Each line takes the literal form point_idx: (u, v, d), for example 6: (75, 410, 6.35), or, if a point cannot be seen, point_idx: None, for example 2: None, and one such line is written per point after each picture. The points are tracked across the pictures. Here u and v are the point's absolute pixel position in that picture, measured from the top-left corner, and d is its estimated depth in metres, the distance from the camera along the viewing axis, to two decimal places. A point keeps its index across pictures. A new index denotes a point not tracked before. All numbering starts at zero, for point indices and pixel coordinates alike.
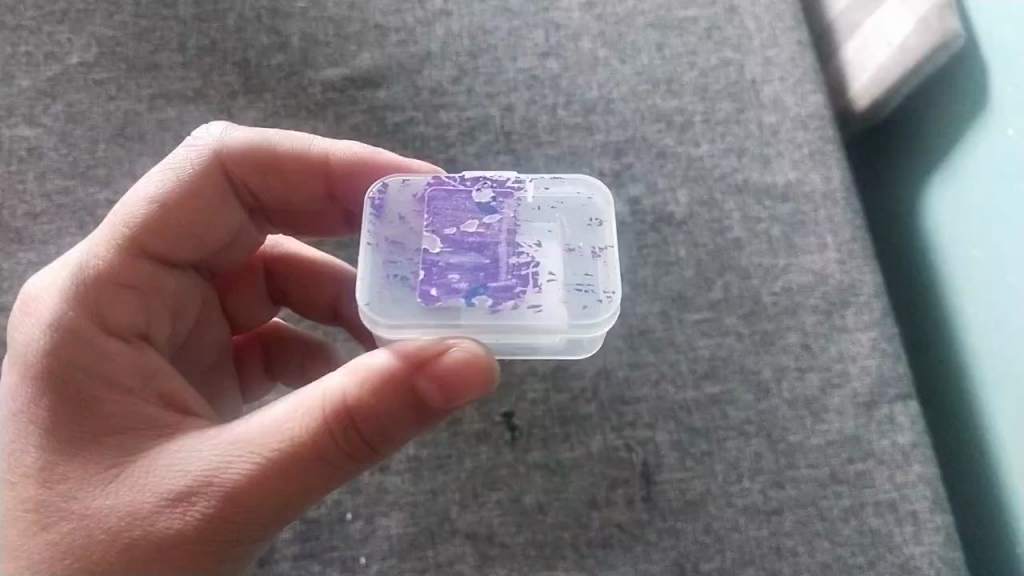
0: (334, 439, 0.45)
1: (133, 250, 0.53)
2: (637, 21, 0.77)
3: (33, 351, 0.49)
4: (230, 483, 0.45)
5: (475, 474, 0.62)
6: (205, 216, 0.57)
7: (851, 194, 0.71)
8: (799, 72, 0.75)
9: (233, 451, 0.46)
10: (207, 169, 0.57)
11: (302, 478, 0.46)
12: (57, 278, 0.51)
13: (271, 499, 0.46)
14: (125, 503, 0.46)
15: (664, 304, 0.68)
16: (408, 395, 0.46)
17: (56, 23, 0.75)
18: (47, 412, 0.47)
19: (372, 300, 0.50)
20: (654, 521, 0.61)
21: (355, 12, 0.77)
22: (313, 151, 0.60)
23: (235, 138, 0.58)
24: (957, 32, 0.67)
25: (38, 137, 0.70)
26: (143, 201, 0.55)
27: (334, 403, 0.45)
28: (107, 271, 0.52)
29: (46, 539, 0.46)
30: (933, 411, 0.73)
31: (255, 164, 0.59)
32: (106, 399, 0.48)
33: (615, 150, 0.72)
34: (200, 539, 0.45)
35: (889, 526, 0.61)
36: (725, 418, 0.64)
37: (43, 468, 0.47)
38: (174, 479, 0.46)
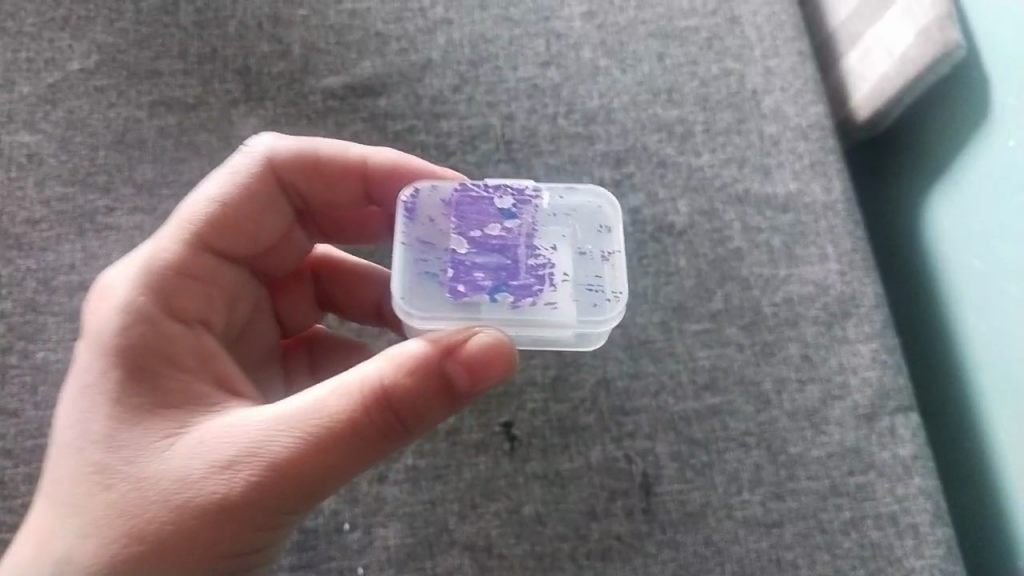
0: (373, 417, 0.46)
1: (198, 245, 0.55)
2: (638, 31, 0.77)
3: (104, 326, 0.50)
4: (274, 454, 0.45)
5: (474, 484, 0.62)
6: (261, 219, 0.59)
7: (851, 205, 0.71)
8: (800, 82, 0.75)
9: (278, 424, 0.46)
10: (263, 172, 0.58)
11: (342, 453, 0.46)
12: (129, 272, 0.53)
13: (315, 472, 0.46)
14: (177, 471, 0.46)
15: (664, 314, 0.67)
16: (443, 375, 0.46)
17: (57, 30, 0.74)
18: (112, 382, 0.49)
19: (404, 297, 0.51)
20: (653, 533, 0.61)
21: (356, 20, 0.77)
22: (353, 156, 0.61)
23: (285, 145, 0.59)
24: (958, 43, 0.66)
25: (37, 143, 0.70)
26: (208, 200, 0.56)
27: (373, 382, 0.46)
28: (176, 263, 0.54)
29: (101, 502, 0.46)
30: (931, 416, 0.73)
31: (305, 169, 0.60)
32: (164, 376, 0.50)
33: (615, 160, 0.72)
34: (246, 507, 0.46)
35: (890, 539, 0.61)
36: (725, 429, 0.64)
37: (105, 434, 0.48)
38: (223, 449, 0.46)
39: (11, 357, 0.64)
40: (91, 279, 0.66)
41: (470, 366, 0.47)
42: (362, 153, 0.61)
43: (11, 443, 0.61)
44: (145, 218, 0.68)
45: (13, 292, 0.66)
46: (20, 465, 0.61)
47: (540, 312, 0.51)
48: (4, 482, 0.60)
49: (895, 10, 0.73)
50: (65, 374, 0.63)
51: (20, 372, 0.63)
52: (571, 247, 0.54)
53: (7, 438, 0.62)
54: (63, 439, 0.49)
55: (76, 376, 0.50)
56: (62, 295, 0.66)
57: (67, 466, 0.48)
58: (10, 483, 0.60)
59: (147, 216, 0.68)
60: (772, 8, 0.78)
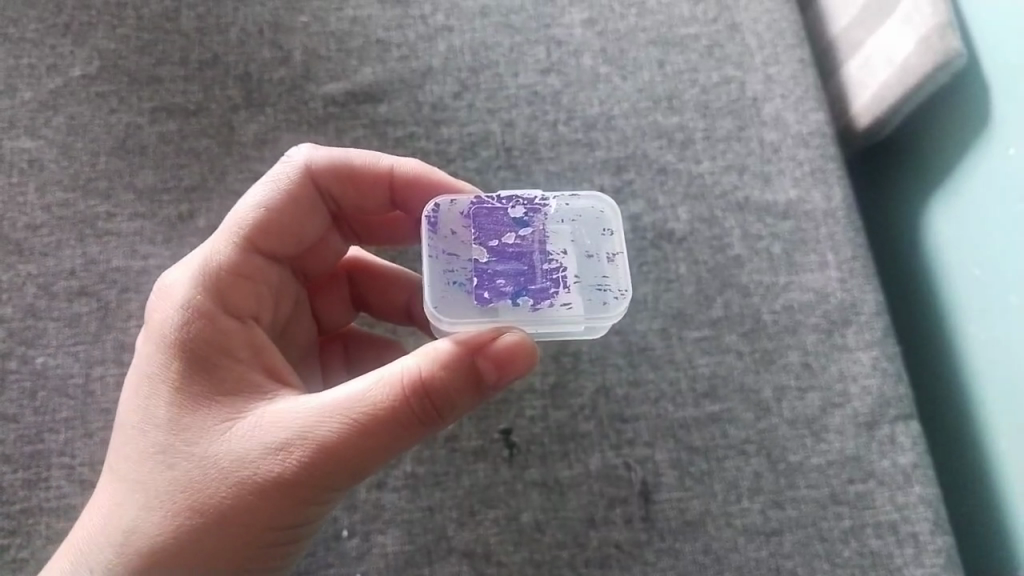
0: (411, 407, 0.46)
1: (247, 247, 0.55)
2: (639, 38, 0.77)
3: (166, 318, 0.52)
4: (320, 439, 0.47)
5: (473, 491, 0.62)
6: (304, 223, 0.59)
7: (852, 212, 0.71)
8: (801, 89, 0.75)
9: (324, 411, 0.47)
10: (302, 179, 0.58)
11: (384, 440, 0.47)
12: (183, 275, 0.54)
13: (360, 456, 0.47)
14: (233, 452, 0.49)
15: (664, 321, 0.67)
16: (477, 367, 0.47)
17: (59, 36, 0.74)
18: (175, 370, 0.51)
19: (435, 308, 0.50)
20: (652, 541, 0.61)
21: (357, 27, 0.77)
22: (383, 166, 0.61)
23: (322, 154, 0.59)
24: (958, 51, 0.66)
25: (38, 149, 0.70)
26: (255, 205, 0.57)
27: (411, 374, 0.46)
28: (226, 263, 0.54)
29: (165, 479, 0.49)
30: (931, 420, 0.73)
31: (339, 177, 0.60)
32: (220, 368, 0.51)
33: (615, 166, 0.72)
34: (296, 486, 0.48)
35: (890, 548, 0.61)
36: (725, 437, 0.64)
37: (170, 417, 0.50)
38: (275, 432, 0.48)
39: (10, 363, 0.64)
40: (91, 285, 0.66)
41: (500, 360, 0.47)
42: (392, 163, 0.61)
43: (10, 448, 0.61)
44: (145, 223, 0.68)
45: (13, 297, 0.66)
46: (19, 470, 0.61)
47: (557, 313, 0.50)
48: (3, 487, 0.60)
49: (895, 17, 0.72)
50: (65, 380, 0.64)
51: (20, 377, 0.64)
52: (578, 250, 0.53)
53: (6, 443, 0.62)
54: (132, 421, 0.52)
55: (143, 363, 0.52)
56: (62, 301, 0.66)
57: (136, 444, 0.51)
58: (9, 489, 0.60)
59: (148, 222, 0.69)
60: (773, 15, 0.78)
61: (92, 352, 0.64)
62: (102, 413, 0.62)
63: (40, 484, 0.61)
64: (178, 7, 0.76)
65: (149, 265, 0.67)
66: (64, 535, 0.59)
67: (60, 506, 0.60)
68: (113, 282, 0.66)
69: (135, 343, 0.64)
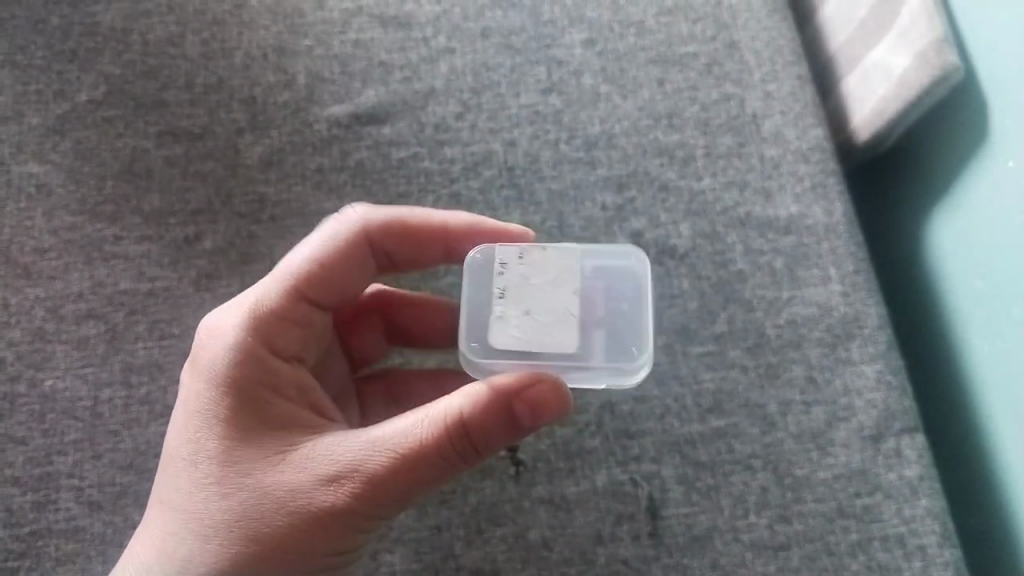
0: (457, 441, 0.48)
1: (297, 296, 0.56)
2: (639, 57, 0.78)
3: (216, 354, 0.53)
4: (371, 470, 0.48)
5: (479, 509, 0.62)
6: (356, 279, 0.59)
7: (853, 227, 0.71)
8: (800, 106, 0.76)
9: (372, 443, 0.49)
10: (355, 235, 0.58)
11: (430, 471, 0.49)
12: (234, 316, 0.54)
13: (407, 487, 0.49)
14: (285, 483, 0.49)
15: (668, 336, 0.68)
16: (512, 411, 0.48)
17: (66, 62, 0.75)
18: (225, 405, 0.52)
19: (631, 367, 0.50)
20: (660, 557, 0.61)
21: (360, 50, 0.78)
22: (435, 222, 0.61)
23: (378, 215, 0.60)
24: (954, 66, 0.67)
25: (46, 174, 0.71)
26: (307, 254, 0.57)
27: (455, 412, 0.48)
28: (276, 307, 0.55)
29: (219, 511, 0.50)
30: (933, 428, 0.74)
31: (390, 234, 0.60)
32: (270, 403, 0.52)
33: (617, 184, 0.73)
34: (349, 516, 0.49)
35: (898, 561, 0.61)
36: (731, 451, 0.64)
37: (221, 450, 0.51)
38: (327, 464, 0.49)
39: (20, 386, 0.64)
40: (99, 307, 0.67)
41: (533, 404, 0.48)
42: (444, 219, 0.61)
43: (19, 471, 0.62)
44: (152, 246, 0.69)
45: (21, 320, 0.66)
46: (29, 493, 0.61)
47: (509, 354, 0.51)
48: (12, 510, 0.61)
49: (891, 32, 0.73)
50: (73, 402, 0.64)
51: (28, 400, 0.64)
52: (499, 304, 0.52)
53: (16, 466, 0.62)
54: (181, 453, 0.52)
55: (192, 397, 0.53)
56: (70, 323, 0.66)
57: (185, 476, 0.51)
58: (18, 512, 0.61)
59: (154, 245, 0.69)
60: (771, 32, 0.79)
61: (100, 374, 0.65)
62: (110, 435, 0.63)
63: (49, 507, 0.61)
64: (183, 32, 0.77)
65: (156, 288, 0.68)
66: (73, 557, 0.60)
67: (70, 528, 0.60)
68: (120, 304, 0.67)
69: (143, 365, 0.65)
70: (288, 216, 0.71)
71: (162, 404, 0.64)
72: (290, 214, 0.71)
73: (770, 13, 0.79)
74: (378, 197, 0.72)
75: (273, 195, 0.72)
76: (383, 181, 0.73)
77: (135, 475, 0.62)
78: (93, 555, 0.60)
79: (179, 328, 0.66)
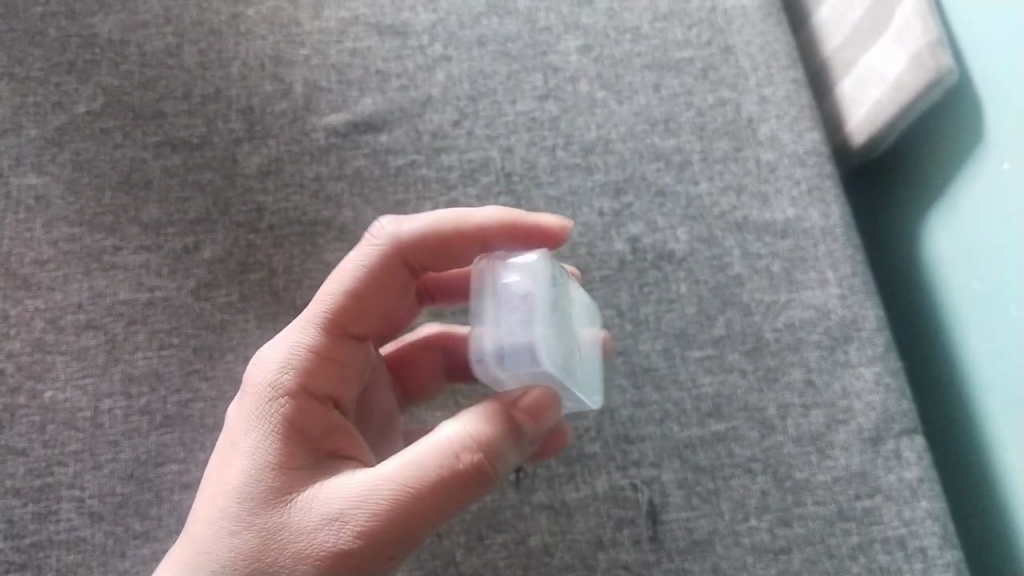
0: (463, 464, 0.48)
1: (335, 326, 0.55)
2: (635, 63, 0.78)
3: (250, 391, 0.53)
4: (378, 504, 0.48)
5: (480, 516, 0.62)
6: (392, 296, 0.57)
7: (850, 230, 0.72)
8: (796, 110, 0.76)
9: (382, 475, 0.49)
10: (388, 252, 0.56)
11: (439, 502, 0.48)
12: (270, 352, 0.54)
13: (415, 524, 0.48)
14: (299, 520, 0.49)
15: (666, 341, 0.68)
16: (516, 429, 0.49)
17: (64, 74, 0.75)
18: (249, 442, 0.52)
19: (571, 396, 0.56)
20: (661, 562, 0.61)
21: (357, 59, 0.78)
22: (472, 226, 0.58)
23: (412, 226, 0.57)
24: (949, 69, 0.67)
25: (44, 185, 0.71)
26: (339, 281, 0.56)
27: (458, 433, 0.49)
28: (312, 341, 0.54)
29: (230, 548, 0.49)
30: (931, 429, 0.74)
31: (427, 246, 0.57)
32: (297, 439, 0.51)
33: (614, 190, 0.73)
34: (355, 556, 0.48)
35: (899, 563, 0.61)
36: (730, 456, 0.64)
37: (238, 487, 0.51)
38: (339, 499, 0.49)
39: (20, 398, 0.64)
40: (99, 318, 0.67)
41: (532, 414, 0.49)
42: (472, 223, 0.58)
43: (19, 482, 0.62)
44: (151, 256, 0.69)
45: (21, 331, 0.66)
46: (29, 504, 0.61)
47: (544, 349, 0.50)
48: (12, 522, 0.61)
49: (886, 36, 0.73)
50: (73, 413, 0.64)
51: (28, 411, 0.64)
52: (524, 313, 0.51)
53: (16, 477, 0.62)
54: (203, 490, 0.52)
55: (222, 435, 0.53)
56: (70, 335, 0.66)
57: (205, 516, 0.51)
58: (19, 523, 0.61)
59: (154, 255, 0.69)
60: (766, 37, 0.79)
61: (100, 385, 0.65)
62: (111, 445, 0.63)
63: (50, 518, 0.61)
64: (181, 43, 0.78)
65: (155, 298, 0.68)
66: (73, 568, 0.60)
67: (71, 539, 0.60)
68: (119, 315, 0.67)
69: (143, 375, 0.65)
70: (287, 225, 0.71)
71: (162, 414, 0.64)
72: (289, 223, 0.71)
73: (764, 18, 0.80)
74: (376, 205, 0.72)
75: (272, 204, 0.72)
76: (381, 189, 0.73)
77: (136, 485, 0.62)
78: (95, 566, 0.60)
79: (179, 338, 0.67)
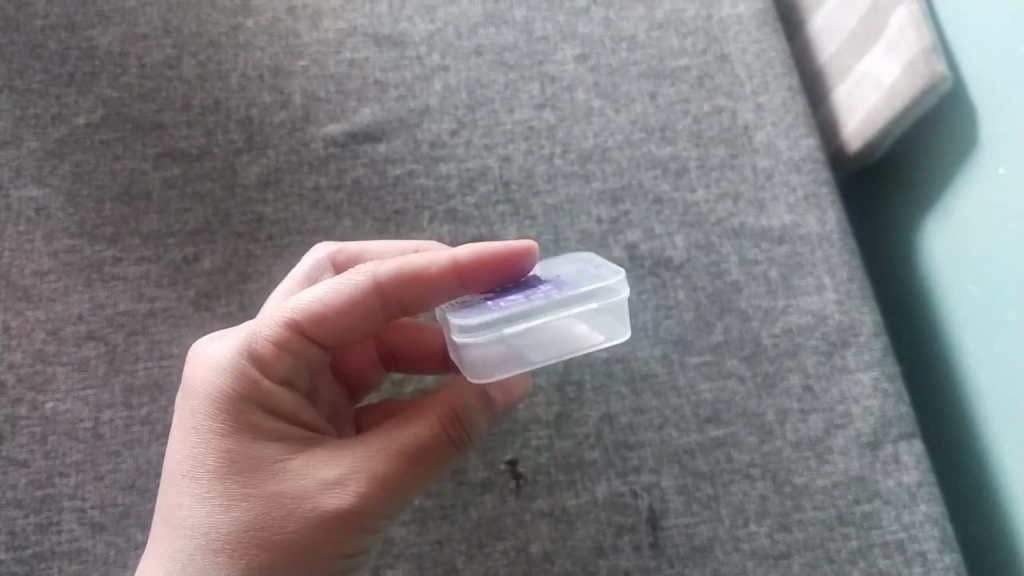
0: (446, 430, 0.53)
1: (299, 335, 0.54)
2: (631, 71, 0.79)
3: (214, 381, 0.53)
4: (374, 466, 0.51)
5: (481, 523, 0.62)
6: (358, 324, 0.54)
7: (846, 235, 0.72)
8: (791, 117, 0.76)
9: (368, 443, 0.52)
10: (362, 287, 0.53)
11: (425, 465, 0.52)
12: (233, 347, 0.53)
13: (407, 482, 0.52)
14: (291, 491, 0.50)
15: (665, 347, 0.68)
16: (487, 398, 0.55)
17: (64, 86, 0.76)
18: (226, 419, 0.52)
19: (473, 324, 0.49)
20: (662, 567, 0.61)
21: (355, 69, 0.78)
22: (444, 261, 0.54)
23: (389, 263, 0.53)
24: (943, 75, 0.67)
25: (45, 197, 0.72)
26: (316, 297, 0.53)
27: (439, 402, 0.53)
28: (277, 340, 0.53)
29: (224, 524, 0.50)
30: (926, 428, 0.75)
31: (402, 282, 0.53)
32: (269, 420, 0.53)
33: (612, 198, 0.74)
34: (355, 516, 0.51)
35: (899, 567, 0.61)
36: (730, 461, 0.64)
37: (223, 465, 0.51)
38: (332, 468, 0.51)
39: (21, 408, 0.65)
40: (100, 329, 0.67)
41: (506, 386, 0.56)
42: (453, 252, 0.54)
43: (21, 493, 0.62)
44: (151, 267, 0.70)
45: (22, 343, 0.67)
46: (30, 515, 0.62)
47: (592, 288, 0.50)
48: (15, 533, 0.61)
49: (881, 42, 0.74)
50: (74, 424, 0.64)
51: (30, 422, 0.64)
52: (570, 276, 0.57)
53: (18, 489, 0.62)
54: (181, 471, 0.52)
55: (193, 420, 0.52)
56: (71, 345, 0.67)
57: (187, 494, 0.51)
58: (21, 534, 0.61)
59: (154, 265, 0.70)
60: (761, 45, 0.79)
61: (101, 396, 0.65)
62: (111, 455, 0.63)
63: (52, 528, 0.61)
64: (180, 54, 0.78)
65: (155, 308, 0.68)
66: None
67: (72, 549, 0.61)
68: (120, 326, 0.67)
69: (145, 386, 0.65)
70: (286, 235, 0.71)
71: (163, 424, 0.64)
72: (288, 233, 0.72)
73: (759, 26, 0.80)
74: (375, 214, 0.73)
75: (271, 214, 0.72)
76: (379, 199, 0.73)
77: (137, 494, 0.62)
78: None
79: (180, 348, 0.67)
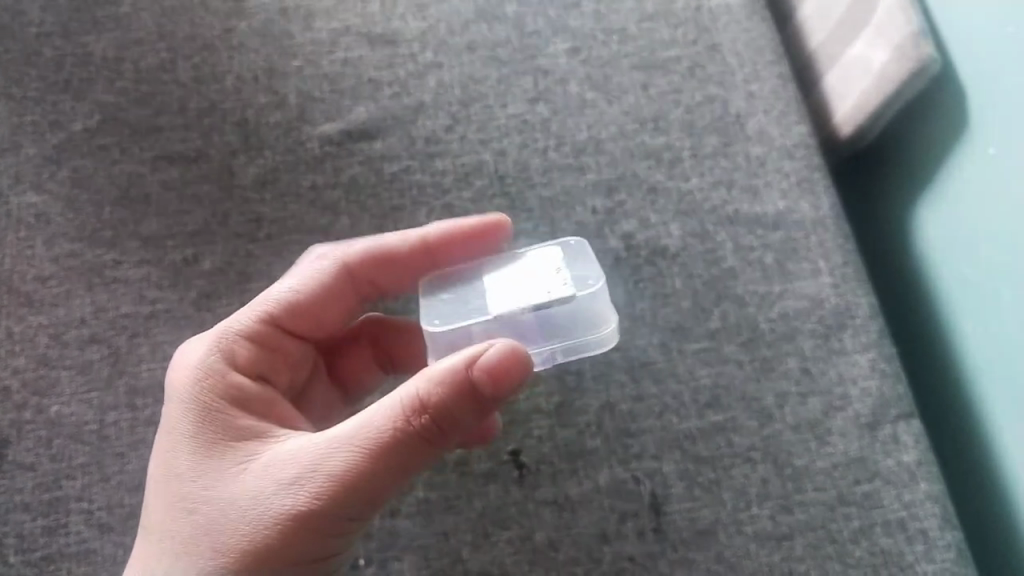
0: (413, 426, 0.49)
1: (270, 324, 0.59)
2: (623, 63, 0.79)
3: (187, 384, 0.55)
4: (333, 466, 0.49)
5: (485, 513, 0.63)
6: (332, 305, 0.63)
7: (840, 219, 0.73)
8: (782, 104, 0.77)
9: (330, 443, 0.50)
10: (336, 271, 0.62)
11: (392, 462, 0.49)
12: (204, 349, 0.57)
13: (373, 480, 0.49)
14: (253, 493, 0.51)
15: (663, 335, 0.69)
16: (464, 390, 0.49)
17: (60, 92, 0.76)
18: (196, 421, 0.54)
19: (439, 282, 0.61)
20: (666, 552, 0.62)
21: (349, 67, 0.79)
22: (412, 239, 0.63)
23: (357, 249, 0.63)
24: (931, 58, 0.68)
25: (44, 203, 0.72)
26: (291, 288, 0.61)
27: (408, 395, 0.49)
28: (249, 332, 0.58)
29: (191, 525, 0.51)
30: (921, 403, 0.76)
31: (371, 263, 0.63)
32: (240, 419, 0.54)
33: (606, 189, 0.74)
34: (315, 518, 0.50)
35: (900, 546, 0.62)
36: (730, 445, 0.65)
37: (193, 467, 0.53)
38: (292, 467, 0.50)
39: (25, 413, 0.65)
40: (101, 332, 0.68)
41: (490, 374, 0.49)
42: (419, 234, 0.63)
43: (28, 496, 0.63)
44: (151, 269, 0.70)
45: (25, 348, 0.67)
46: (38, 518, 0.62)
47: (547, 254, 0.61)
48: (23, 536, 0.62)
49: (868, 29, 0.75)
50: (79, 426, 0.65)
51: (35, 426, 0.65)
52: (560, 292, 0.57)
53: (25, 492, 0.63)
54: (158, 474, 0.54)
55: (169, 424, 0.55)
56: (74, 349, 0.67)
57: (160, 496, 0.53)
58: (28, 537, 0.62)
59: (154, 268, 0.70)
60: (751, 33, 0.80)
61: (105, 398, 0.66)
62: (117, 457, 0.64)
63: (60, 530, 0.62)
64: (174, 58, 0.79)
65: (157, 310, 0.69)
66: None
67: (80, 551, 0.61)
68: (122, 328, 0.68)
69: (147, 387, 0.66)
70: (285, 234, 0.72)
71: None
72: (287, 232, 0.72)
73: (749, 15, 0.81)
74: (372, 211, 0.73)
75: (270, 213, 0.73)
76: (376, 195, 0.74)
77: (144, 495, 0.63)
78: None
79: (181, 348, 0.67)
